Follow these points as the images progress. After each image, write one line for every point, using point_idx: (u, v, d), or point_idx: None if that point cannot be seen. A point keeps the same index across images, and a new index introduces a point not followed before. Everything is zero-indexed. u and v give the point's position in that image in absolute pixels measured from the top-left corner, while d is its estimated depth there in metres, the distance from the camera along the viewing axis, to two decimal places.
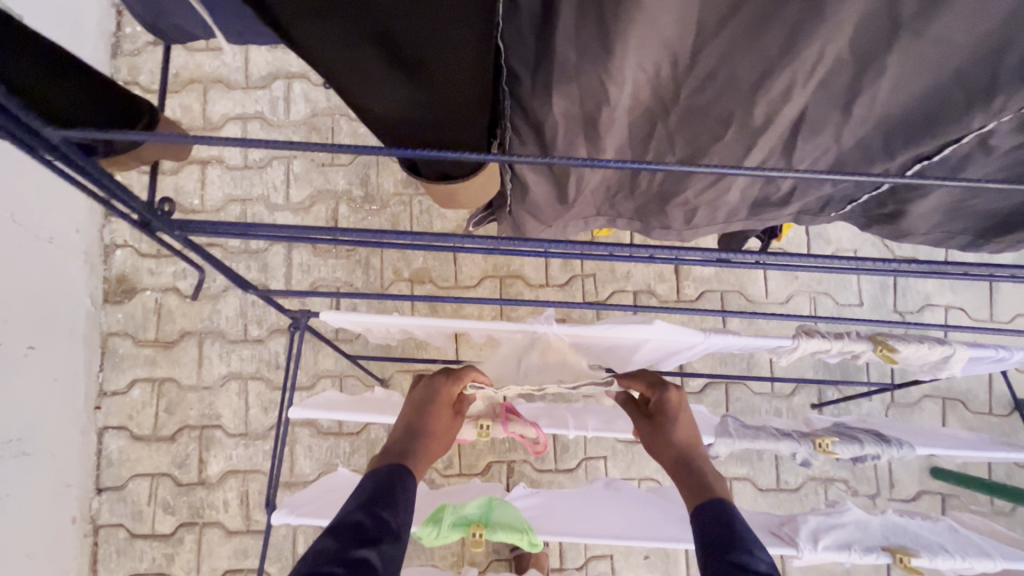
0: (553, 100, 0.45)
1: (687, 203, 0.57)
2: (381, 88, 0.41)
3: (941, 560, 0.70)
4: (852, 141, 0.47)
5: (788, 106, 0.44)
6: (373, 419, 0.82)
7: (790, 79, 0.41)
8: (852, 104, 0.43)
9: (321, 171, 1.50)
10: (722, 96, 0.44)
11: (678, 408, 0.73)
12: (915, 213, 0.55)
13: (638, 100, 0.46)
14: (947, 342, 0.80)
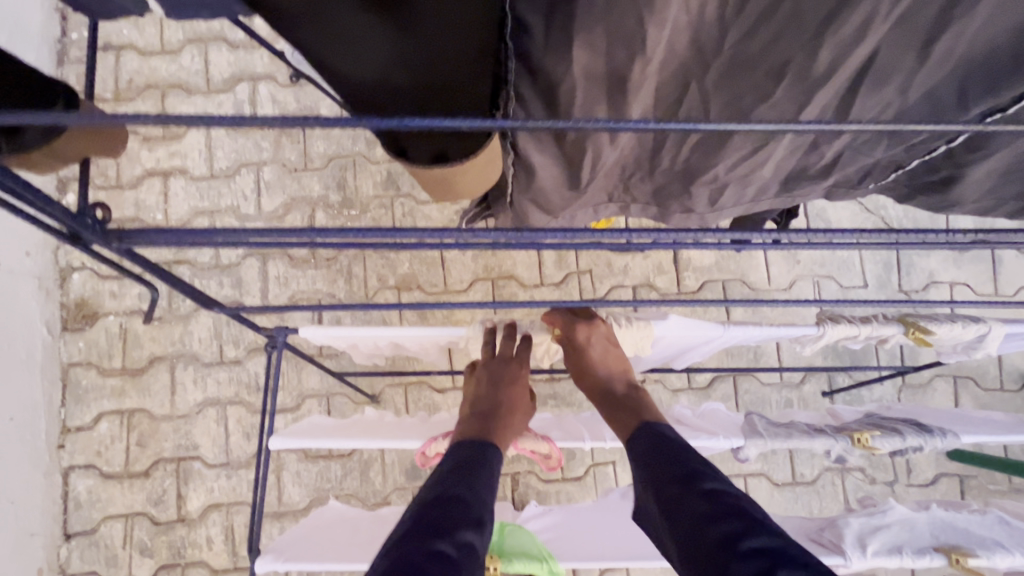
0: (575, 50, 0.38)
1: (713, 185, 0.51)
2: (359, 43, 0.36)
3: (999, 558, 0.64)
4: (914, 96, 0.41)
5: (857, 49, 0.38)
6: (364, 446, 0.74)
7: (870, 8, 0.35)
8: (925, 46, 0.37)
9: (294, 176, 1.40)
10: (781, 40, 0.37)
11: (588, 344, 0.73)
12: (971, 178, 0.49)
13: (674, 53, 0.39)
14: (982, 320, 0.74)
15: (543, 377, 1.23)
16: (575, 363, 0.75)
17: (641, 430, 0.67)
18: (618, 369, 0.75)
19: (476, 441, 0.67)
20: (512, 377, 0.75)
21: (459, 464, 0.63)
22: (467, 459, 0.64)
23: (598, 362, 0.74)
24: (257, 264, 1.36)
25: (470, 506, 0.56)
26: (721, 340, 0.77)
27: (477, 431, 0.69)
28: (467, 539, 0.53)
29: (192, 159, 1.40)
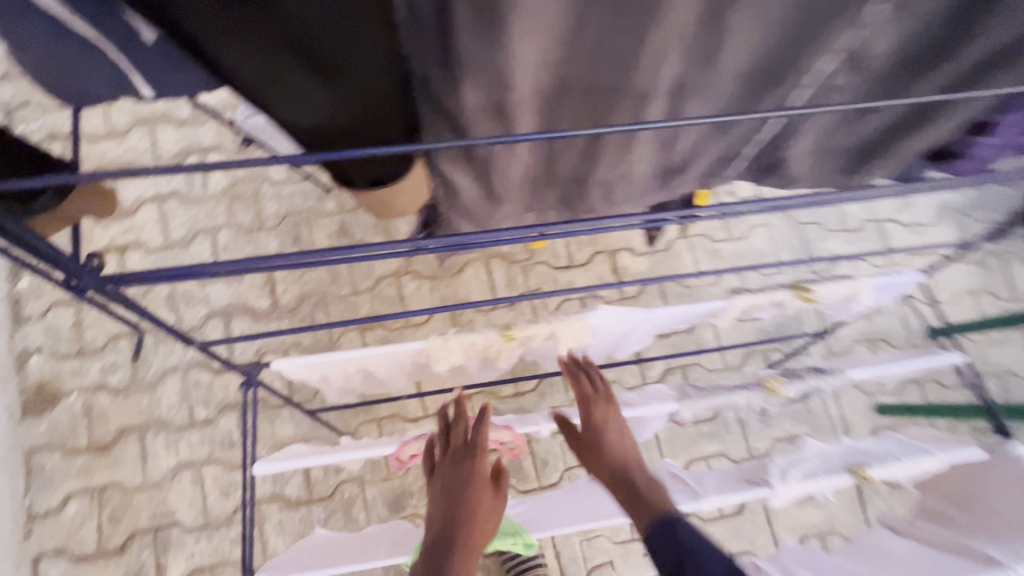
0: (466, 91, 0.50)
1: (608, 183, 0.63)
2: (306, 98, 0.46)
3: (893, 466, 0.77)
4: (723, 98, 0.54)
5: (663, 72, 0.50)
6: (345, 457, 0.80)
7: (661, 43, 0.47)
8: (713, 67, 0.50)
9: (250, 237, 1.48)
10: (606, 70, 0.49)
11: (601, 426, 0.80)
12: (794, 157, 0.64)
13: (538, 85, 0.50)
14: (852, 277, 0.89)
15: (509, 392, 1.32)
16: (589, 444, 0.80)
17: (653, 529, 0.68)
18: (626, 449, 0.78)
19: None
20: (467, 468, 0.72)
21: None
22: None
23: (608, 437, 0.79)
24: (221, 324, 1.41)
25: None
26: (651, 323, 0.90)
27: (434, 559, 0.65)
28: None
29: (147, 233, 1.46)
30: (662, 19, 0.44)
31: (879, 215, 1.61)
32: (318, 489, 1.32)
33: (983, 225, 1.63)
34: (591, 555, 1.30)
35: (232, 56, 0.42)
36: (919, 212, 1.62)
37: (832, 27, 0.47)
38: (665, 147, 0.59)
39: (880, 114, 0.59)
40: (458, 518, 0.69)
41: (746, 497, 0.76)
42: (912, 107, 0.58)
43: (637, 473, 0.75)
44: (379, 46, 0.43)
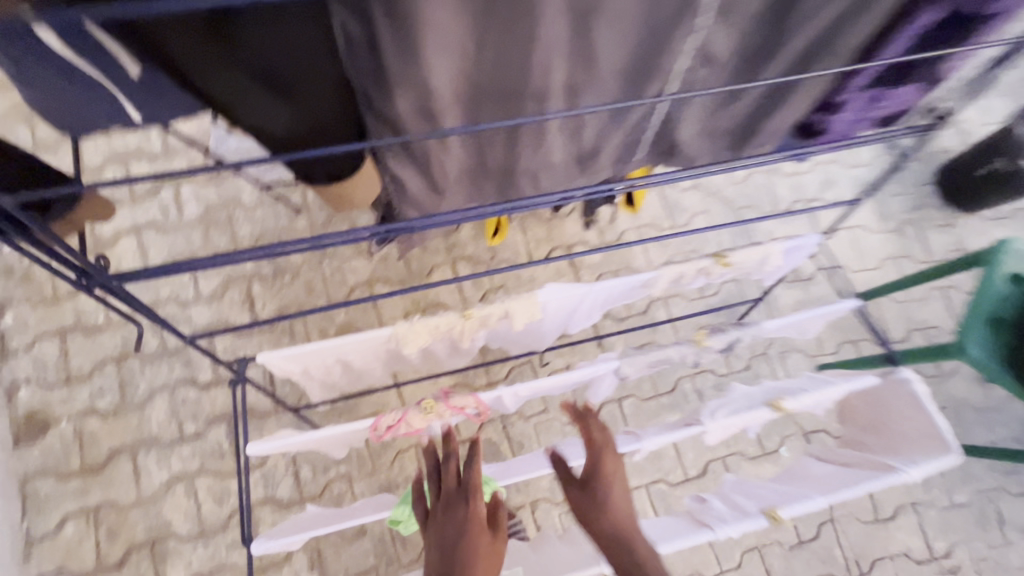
0: (394, 102, 0.57)
1: (535, 169, 0.74)
2: (267, 108, 0.54)
3: (805, 397, 0.90)
4: (612, 96, 0.64)
5: (554, 77, 0.58)
6: (327, 433, 0.88)
7: (543, 56, 0.55)
8: (595, 71, 0.60)
9: (227, 259, 1.56)
10: (505, 80, 0.58)
11: (603, 481, 0.82)
12: (685, 140, 0.77)
13: (454, 97, 0.59)
14: (762, 244, 1.03)
15: (481, 381, 1.42)
16: (590, 501, 0.81)
17: None
18: (623, 506, 0.82)
19: None
20: (462, 510, 0.80)
21: None
22: None
23: (609, 495, 0.82)
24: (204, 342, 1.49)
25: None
26: (593, 297, 1.02)
27: None
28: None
29: (126, 262, 1.53)
30: (543, 39, 0.53)
31: (806, 195, 1.78)
32: (309, 489, 1.40)
33: (898, 198, 1.81)
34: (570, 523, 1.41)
35: (209, 76, 0.51)
36: (841, 190, 1.80)
37: (679, 27, 0.56)
38: (573, 136, 0.70)
39: (745, 99, 0.71)
40: (456, 557, 0.77)
41: (684, 436, 0.88)
42: (771, 90, 0.70)
43: (634, 537, 0.78)
44: (312, 62, 0.50)
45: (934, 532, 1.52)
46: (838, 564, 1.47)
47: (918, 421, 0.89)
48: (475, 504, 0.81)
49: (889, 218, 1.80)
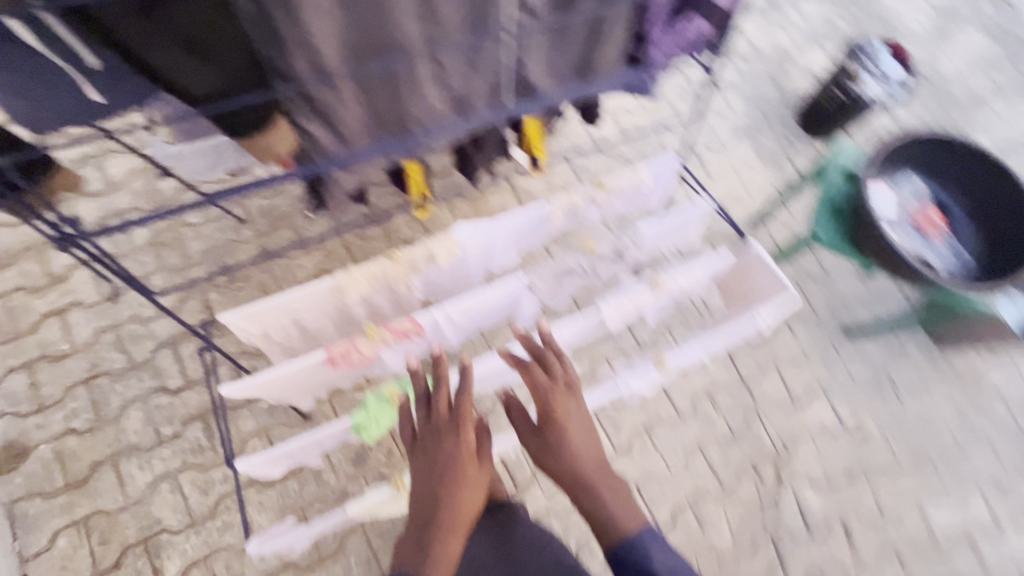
0: (295, 60, 0.72)
1: (424, 115, 0.92)
2: (193, 71, 0.70)
3: (676, 274, 1.14)
4: (463, 37, 0.82)
5: (411, 28, 0.77)
6: (292, 366, 1.01)
7: (398, 10, 0.74)
8: (440, 18, 0.78)
9: (181, 275, 1.69)
10: (375, 34, 0.76)
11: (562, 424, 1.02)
12: (536, 77, 0.97)
13: (336, 52, 0.75)
14: (633, 170, 1.25)
15: None
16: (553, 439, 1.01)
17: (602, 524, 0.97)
18: (580, 440, 1.02)
19: (427, 517, 0.88)
20: (453, 440, 0.93)
21: (413, 542, 0.86)
22: (416, 549, 0.85)
23: (568, 433, 1.01)
24: (169, 351, 1.60)
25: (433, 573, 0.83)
26: (502, 232, 1.22)
27: (429, 506, 0.89)
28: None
29: (82, 291, 1.63)
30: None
31: (691, 145, 2.07)
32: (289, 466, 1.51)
33: (767, 136, 2.13)
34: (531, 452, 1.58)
35: (144, 49, 0.67)
36: (719, 136, 2.10)
37: None
38: (442, 79, 0.89)
39: (569, 35, 0.94)
40: (449, 473, 0.91)
41: (586, 317, 1.11)
42: (586, 25, 0.93)
43: (587, 465, 1.00)
44: (219, 20, 0.66)
45: (841, 405, 1.77)
46: (767, 446, 1.70)
47: (769, 280, 1.14)
48: (463, 437, 0.94)
49: (763, 153, 2.10)
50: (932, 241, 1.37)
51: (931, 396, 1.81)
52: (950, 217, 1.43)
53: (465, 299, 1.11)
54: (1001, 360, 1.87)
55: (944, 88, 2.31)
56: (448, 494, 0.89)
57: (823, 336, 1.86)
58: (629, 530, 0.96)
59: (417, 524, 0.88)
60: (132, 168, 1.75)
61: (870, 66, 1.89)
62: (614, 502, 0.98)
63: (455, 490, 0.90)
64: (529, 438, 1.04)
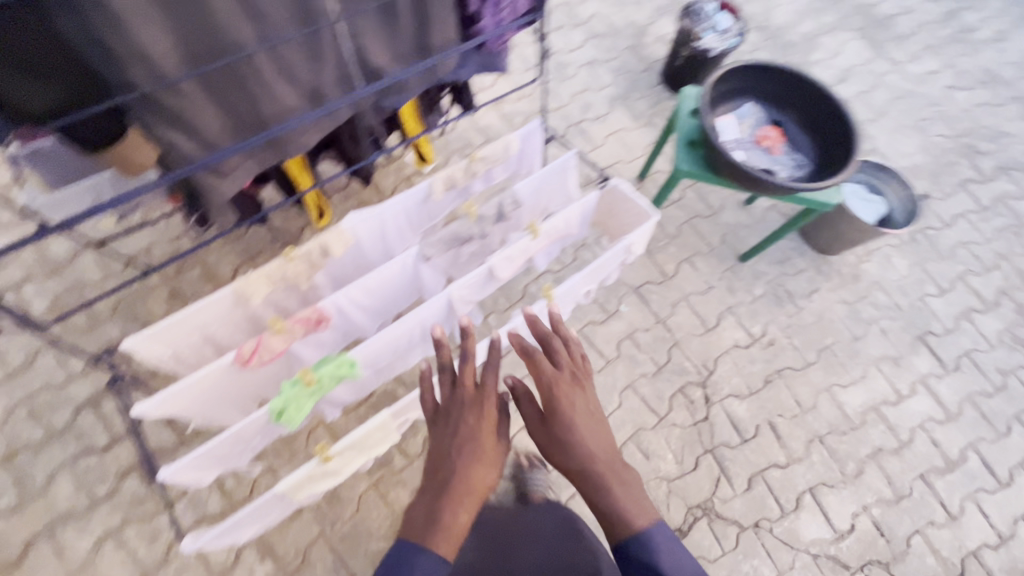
0: (132, 73, 0.78)
1: (279, 111, 1.00)
2: (31, 90, 0.75)
3: (553, 222, 1.22)
4: (296, 30, 0.90)
5: (240, 31, 0.85)
6: (202, 373, 1.04)
7: (223, 15, 0.81)
8: (266, 15, 0.86)
9: (92, 334, 1.66)
10: (206, 40, 0.83)
11: (571, 408, 0.96)
12: (380, 62, 1.07)
13: (172, 61, 0.81)
14: (500, 139, 1.37)
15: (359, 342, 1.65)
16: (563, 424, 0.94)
17: (619, 525, 0.86)
18: (592, 428, 0.95)
19: (435, 489, 0.81)
20: (473, 411, 0.90)
21: (419, 514, 0.79)
22: (420, 523, 0.78)
23: (579, 418, 0.95)
24: (91, 411, 1.56)
25: (434, 546, 0.75)
26: (392, 215, 1.30)
27: (442, 477, 0.82)
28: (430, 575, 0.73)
29: None
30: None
31: (572, 121, 2.24)
32: (238, 494, 1.50)
33: (638, 101, 2.34)
34: None
35: None
36: (596, 109, 2.29)
37: None
38: (288, 73, 0.96)
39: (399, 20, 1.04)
40: (466, 442, 0.86)
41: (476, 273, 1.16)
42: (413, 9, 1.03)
43: (601, 457, 0.92)
44: (43, 41, 0.73)
45: (749, 322, 1.95)
46: (691, 372, 1.84)
47: (635, 209, 1.26)
48: (486, 410, 0.89)
49: (638, 117, 2.29)
50: (775, 155, 1.58)
51: (822, 298, 2.02)
52: (785, 132, 1.63)
53: (363, 279, 1.16)
54: (871, 255, 2.13)
55: (780, 35, 2.62)
56: (462, 463, 0.84)
57: (721, 265, 2.04)
58: (643, 530, 0.85)
59: (426, 495, 0.82)
60: (18, 238, 1.70)
61: (707, 23, 2.13)
62: (632, 502, 0.88)
63: (469, 462, 0.84)
64: (534, 424, 0.97)
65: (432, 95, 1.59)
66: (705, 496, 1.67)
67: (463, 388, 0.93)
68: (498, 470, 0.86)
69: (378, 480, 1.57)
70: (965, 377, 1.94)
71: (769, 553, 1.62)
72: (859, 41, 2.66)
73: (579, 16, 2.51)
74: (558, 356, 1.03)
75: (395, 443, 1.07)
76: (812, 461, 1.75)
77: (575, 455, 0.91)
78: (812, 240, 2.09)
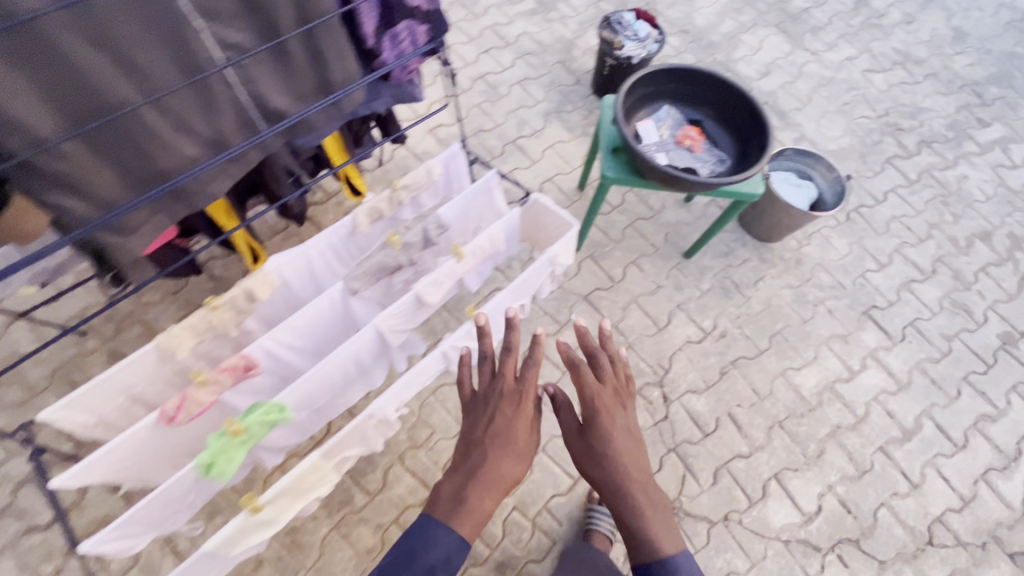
0: (10, 141, 0.78)
1: (179, 162, 0.99)
2: None
3: (478, 241, 1.23)
4: (182, 81, 0.90)
5: (124, 90, 0.85)
6: (123, 437, 1.00)
7: (101, 77, 0.82)
8: (145, 69, 0.85)
9: (30, 407, 1.61)
10: (88, 103, 0.83)
11: (603, 422, 1.08)
12: (281, 105, 1.08)
13: (53, 126, 0.81)
14: (421, 167, 1.39)
15: None
16: (596, 433, 1.08)
17: (636, 531, 0.99)
18: (623, 441, 1.07)
19: (468, 473, 0.99)
20: (510, 408, 1.06)
21: (454, 491, 0.97)
22: (454, 499, 0.96)
23: (613, 430, 1.08)
24: (32, 487, 1.50)
25: (458, 524, 0.93)
26: (317, 252, 1.30)
27: (478, 462, 0.99)
28: (448, 546, 0.92)
29: None
30: (73, 51, 0.78)
31: (509, 139, 2.28)
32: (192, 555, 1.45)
33: (572, 113, 2.39)
34: (438, 455, 1.64)
35: None
36: (531, 125, 2.33)
37: (187, 31, 0.86)
38: (183, 124, 0.96)
39: (295, 61, 1.04)
40: (502, 436, 1.02)
41: (403, 300, 1.15)
42: (306, 50, 1.04)
43: (627, 470, 1.04)
44: None
45: (699, 316, 1.97)
46: (648, 373, 1.85)
47: (558, 220, 1.29)
48: (522, 407, 1.06)
49: (573, 128, 2.34)
50: (697, 152, 1.62)
51: (768, 285, 2.07)
52: (705, 129, 1.69)
53: (290, 320, 1.16)
54: (810, 238, 2.19)
55: (703, 37, 2.72)
56: (495, 452, 1.00)
57: (667, 264, 2.07)
58: (659, 552, 0.96)
59: (459, 474, 0.99)
60: None
61: (626, 32, 2.20)
62: (653, 514, 1.00)
63: (501, 454, 1.00)
64: (568, 426, 1.12)
65: (356, 128, 1.62)
66: (672, 496, 1.67)
67: (505, 383, 1.08)
68: (524, 465, 1.02)
69: (340, 520, 1.54)
70: (912, 346, 1.99)
71: (741, 545, 1.62)
72: (777, 36, 2.78)
73: (507, 36, 2.57)
74: (603, 373, 1.15)
75: (335, 483, 1.06)
76: (774, 447, 1.76)
77: (608, 461, 1.05)
78: (751, 230, 2.14)
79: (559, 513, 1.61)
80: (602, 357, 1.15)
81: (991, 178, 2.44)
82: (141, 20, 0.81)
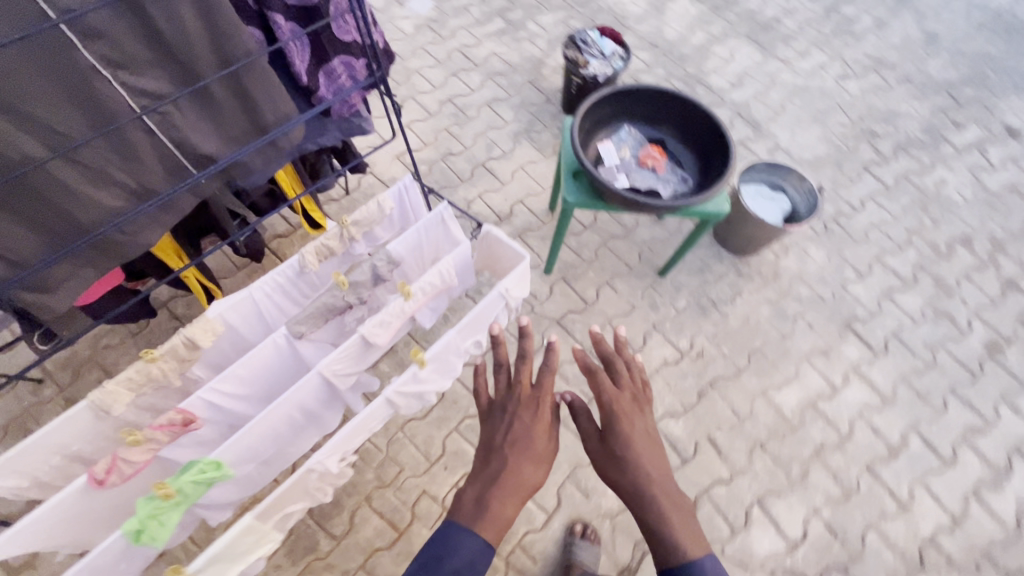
0: None
1: (101, 215, 0.95)
2: None
3: (428, 278, 1.19)
4: (96, 132, 0.87)
5: (29, 147, 0.82)
6: (50, 505, 0.96)
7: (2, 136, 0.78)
8: (51, 124, 0.82)
9: None
10: None
11: (622, 426, 1.03)
12: (212, 150, 1.04)
13: None
14: (372, 201, 1.35)
15: None
16: (616, 437, 1.02)
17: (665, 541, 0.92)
18: (644, 446, 1.02)
19: (485, 480, 0.94)
20: (530, 412, 1.02)
21: (473, 498, 0.93)
22: (474, 505, 0.92)
23: (634, 433, 1.03)
24: None
25: (481, 530, 0.89)
26: (264, 295, 1.26)
27: (496, 467, 0.96)
28: (471, 552, 0.87)
29: None
30: None
31: (478, 162, 2.25)
32: None
33: (542, 133, 2.36)
34: (406, 494, 1.59)
35: None
36: (501, 146, 2.30)
37: (96, 83, 0.83)
38: (100, 176, 0.93)
39: (222, 106, 1.01)
40: (519, 442, 0.98)
41: (349, 343, 1.10)
42: (234, 94, 1.01)
43: (651, 477, 0.98)
44: None
45: (676, 336, 1.92)
46: None
47: (511, 252, 1.25)
48: (540, 411, 1.03)
49: (544, 148, 2.32)
50: (661, 172, 1.58)
51: (746, 300, 2.02)
52: (668, 148, 1.66)
53: (230, 369, 1.11)
54: (788, 250, 2.14)
55: (673, 50, 2.70)
56: (514, 458, 0.96)
57: (642, 283, 2.03)
58: (691, 558, 0.90)
59: (479, 482, 0.95)
60: None
61: (590, 50, 2.17)
62: (681, 523, 0.94)
63: (520, 461, 0.96)
64: (587, 434, 1.07)
65: (311, 161, 1.59)
66: None
67: (522, 390, 1.06)
68: (545, 469, 0.98)
69: (304, 569, 1.48)
70: (896, 358, 1.94)
71: None
72: (749, 46, 2.76)
73: (476, 58, 2.55)
74: (620, 379, 1.12)
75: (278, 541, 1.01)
76: (756, 471, 1.71)
77: (630, 466, 0.99)
78: (726, 245, 2.10)
79: (534, 551, 1.55)
80: (618, 361, 1.13)
81: (970, 181, 2.41)
82: (41, 75, 0.78)
